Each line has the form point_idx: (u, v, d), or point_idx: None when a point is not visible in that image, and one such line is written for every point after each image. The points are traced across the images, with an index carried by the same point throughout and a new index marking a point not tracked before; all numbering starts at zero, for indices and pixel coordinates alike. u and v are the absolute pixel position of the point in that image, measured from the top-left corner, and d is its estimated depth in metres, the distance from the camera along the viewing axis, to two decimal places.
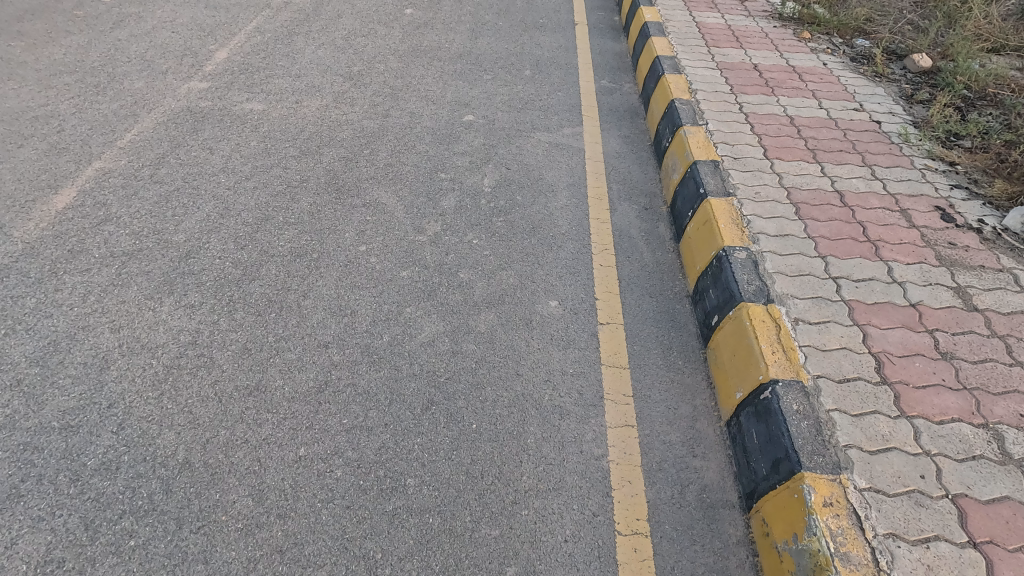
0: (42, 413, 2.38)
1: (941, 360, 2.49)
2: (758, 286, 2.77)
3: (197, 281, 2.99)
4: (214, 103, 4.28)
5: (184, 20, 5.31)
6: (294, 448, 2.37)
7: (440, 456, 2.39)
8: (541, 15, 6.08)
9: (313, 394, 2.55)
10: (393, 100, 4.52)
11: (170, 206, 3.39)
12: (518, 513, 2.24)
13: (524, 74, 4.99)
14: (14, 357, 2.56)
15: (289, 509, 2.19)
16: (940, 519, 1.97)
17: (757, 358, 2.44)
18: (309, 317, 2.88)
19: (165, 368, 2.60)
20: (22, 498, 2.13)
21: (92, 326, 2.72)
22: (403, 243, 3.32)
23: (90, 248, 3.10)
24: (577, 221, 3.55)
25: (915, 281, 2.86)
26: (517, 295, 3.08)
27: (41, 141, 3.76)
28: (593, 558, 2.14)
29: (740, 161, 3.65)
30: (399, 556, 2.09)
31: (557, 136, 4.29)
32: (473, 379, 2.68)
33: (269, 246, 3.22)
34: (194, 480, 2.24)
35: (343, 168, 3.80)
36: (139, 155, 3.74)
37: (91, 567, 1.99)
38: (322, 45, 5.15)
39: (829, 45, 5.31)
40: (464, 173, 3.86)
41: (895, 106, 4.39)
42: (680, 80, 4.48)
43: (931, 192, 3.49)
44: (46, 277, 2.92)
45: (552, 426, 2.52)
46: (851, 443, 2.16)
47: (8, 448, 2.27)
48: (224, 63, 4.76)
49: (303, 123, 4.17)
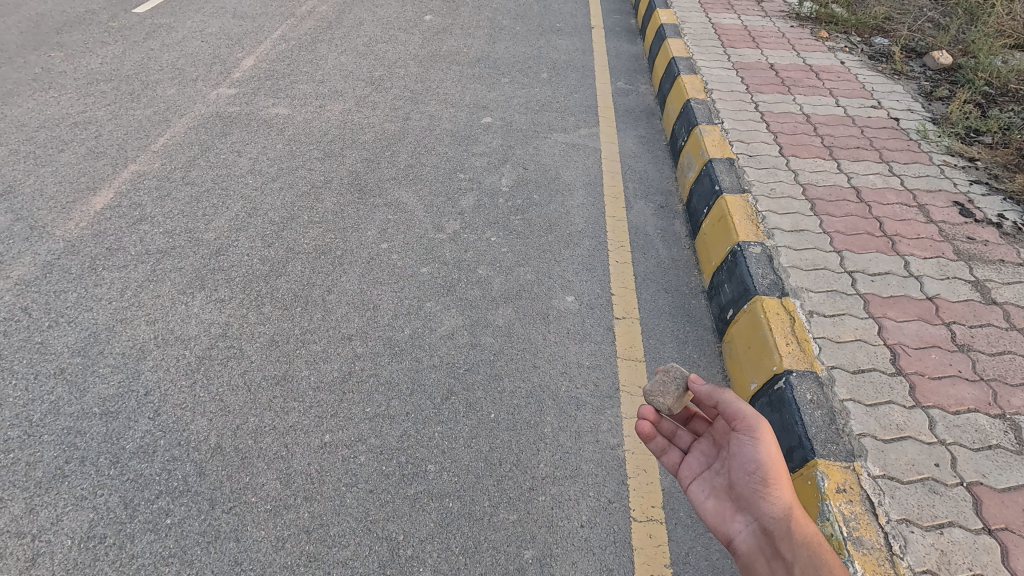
0: (84, 400, 2.51)
1: (958, 352, 2.49)
2: (773, 279, 2.80)
3: (227, 277, 3.11)
4: (242, 108, 4.45)
5: (213, 29, 5.52)
6: (319, 435, 2.46)
7: (459, 444, 2.46)
8: (558, 19, 6.17)
9: (338, 384, 2.65)
10: (413, 103, 4.63)
11: (202, 207, 3.54)
12: (536, 498, 2.31)
13: (541, 77, 5.08)
14: (57, 347, 2.71)
15: (316, 492, 2.28)
16: (954, 506, 1.98)
17: (772, 350, 2.47)
18: (334, 311, 2.98)
19: (197, 358, 2.72)
20: (66, 478, 2.25)
21: (130, 319, 2.86)
22: (424, 240, 3.42)
23: (126, 246, 3.25)
24: (594, 219, 3.62)
25: (933, 275, 2.87)
26: (534, 290, 3.15)
27: (80, 146, 3.94)
28: (609, 543, 2.20)
29: (755, 159, 3.68)
30: (421, 538, 2.17)
31: (574, 137, 4.36)
32: (491, 370, 2.75)
33: (295, 244, 3.34)
34: (226, 463, 2.35)
35: (365, 169, 3.92)
36: (171, 158, 3.90)
37: (130, 543, 2.10)
38: (345, 51, 5.31)
39: (847, 43, 5.30)
40: (482, 174, 3.95)
41: (914, 104, 4.38)
42: (696, 81, 4.52)
43: (949, 188, 3.48)
44: (86, 273, 3.07)
45: (569, 416, 2.58)
46: (865, 432, 2.18)
47: (53, 432, 2.40)
48: (251, 70, 4.94)
49: (326, 126, 4.31)
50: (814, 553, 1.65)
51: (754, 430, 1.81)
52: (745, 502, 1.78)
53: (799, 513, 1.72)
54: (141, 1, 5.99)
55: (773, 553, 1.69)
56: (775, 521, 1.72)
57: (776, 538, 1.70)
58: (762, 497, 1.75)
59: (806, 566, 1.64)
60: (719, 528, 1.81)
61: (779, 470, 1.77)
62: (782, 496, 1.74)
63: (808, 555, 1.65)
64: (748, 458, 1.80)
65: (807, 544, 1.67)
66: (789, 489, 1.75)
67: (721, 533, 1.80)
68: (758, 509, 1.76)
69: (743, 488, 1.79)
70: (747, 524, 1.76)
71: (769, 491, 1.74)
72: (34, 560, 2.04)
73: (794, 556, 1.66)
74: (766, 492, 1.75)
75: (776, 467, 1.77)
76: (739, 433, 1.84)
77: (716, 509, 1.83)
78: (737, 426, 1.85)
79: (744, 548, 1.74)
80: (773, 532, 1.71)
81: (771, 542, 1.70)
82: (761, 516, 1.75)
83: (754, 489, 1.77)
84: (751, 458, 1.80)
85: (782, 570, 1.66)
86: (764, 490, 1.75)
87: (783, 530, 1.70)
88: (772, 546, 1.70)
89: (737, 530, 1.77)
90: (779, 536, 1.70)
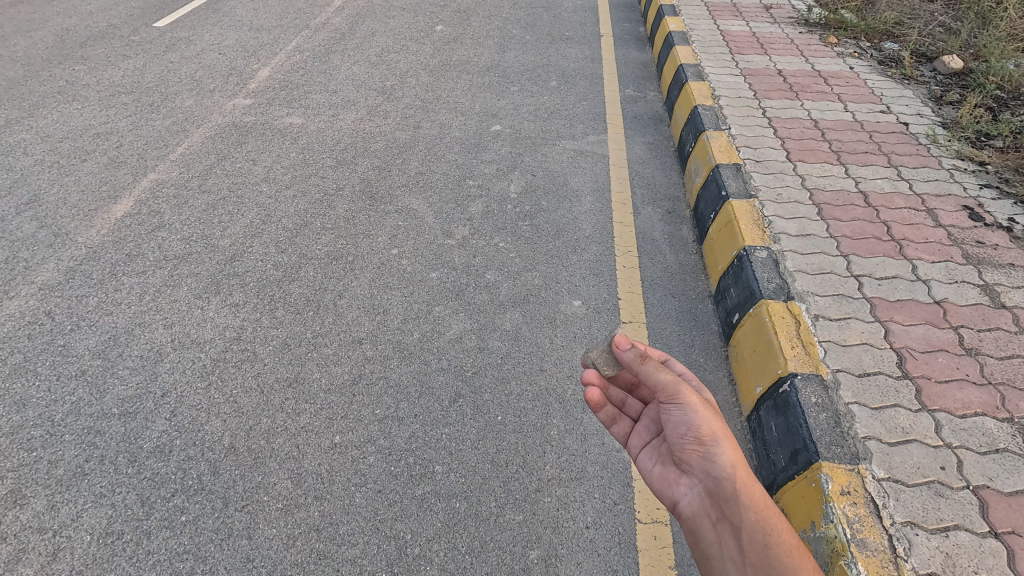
0: (103, 400, 2.59)
1: (965, 356, 2.48)
2: (778, 284, 2.81)
3: (242, 283, 3.19)
4: (257, 118, 4.56)
5: (230, 42, 5.67)
6: (330, 435, 2.52)
7: (467, 446, 2.50)
8: (567, 28, 6.25)
9: (348, 387, 2.71)
10: (424, 112, 4.72)
11: (218, 214, 3.63)
12: (541, 499, 2.33)
13: (550, 85, 5.14)
14: (79, 350, 2.79)
15: (326, 491, 2.33)
16: (960, 510, 1.97)
17: (777, 353, 2.48)
18: (345, 315, 3.04)
19: (212, 361, 2.79)
20: (87, 476, 2.33)
21: (148, 323, 2.95)
22: (433, 245, 3.48)
23: (145, 252, 3.34)
24: (601, 225, 3.65)
25: (940, 279, 2.86)
26: (541, 295, 3.19)
27: (102, 156, 4.07)
28: (614, 543, 2.22)
29: (762, 164, 3.69)
30: (428, 537, 2.20)
31: (582, 143, 4.40)
32: (499, 373, 2.79)
33: (308, 250, 3.42)
34: (239, 463, 2.41)
35: (376, 176, 4.00)
36: (189, 167, 4.02)
37: (147, 539, 2.16)
38: (357, 62, 5.42)
39: (856, 48, 5.30)
40: (491, 180, 4.01)
41: (924, 108, 4.36)
42: (703, 87, 4.55)
43: (958, 192, 3.46)
44: (107, 278, 3.17)
45: (575, 419, 2.62)
46: (871, 435, 2.18)
47: (74, 431, 2.48)
48: (267, 81, 5.06)
49: (339, 135, 4.40)
50: (760, 513, 1.59)
51: (679, 395, 1.75)
52: (685, 465, 1.74)
53: (742, 471, 1.65)
54: (161, 15, 6.17)
55: (717, 515, 1.64)
56: (717, 482, 1.66)
57: (720, 500, 1.65)
58: (701, 459, 1.70)
59: (753, 528, 1.58)
60: (665, 493, 1.79)
61: (714, 429, 1.70)
62: (722, 455, 1.68)
63: (754, 517, 1.59)
64: (679, 423, 1.75)
65: (753, 505, 1.60)
66: (729, 447, 1.68)
67: (667, 498, 1.77)
68: (698, 472, 1.71)
69: (683, 452, 1.75)
70: (689, 487, 1.72)
71: (707, 451, 1.69)
72: (55, 555, 2.11)
73: (739, 518, 1.60)
74: (705, 453, 1.70)
75: (709, 426, 1.70)
76: (666, 402, 1.78)
77: (661, 475, 1.82)
78: (661, 395, 1.78)
79: (689, 512, 1.70)
80: (717, 494, 1.66)
81: (715, 505, 1.65)
82: (703, 478, 1.70)
83: (691, 452, 1.73)
84: (682, 422, 1.74)
85: (728, 531, 1.61)
86: (701, 452, 1.70)
87: (724, 491, 1.64)
88: (716, 509, 1.64)
89: (682, 493, 1.74)
90: (721, 498, 1.64)
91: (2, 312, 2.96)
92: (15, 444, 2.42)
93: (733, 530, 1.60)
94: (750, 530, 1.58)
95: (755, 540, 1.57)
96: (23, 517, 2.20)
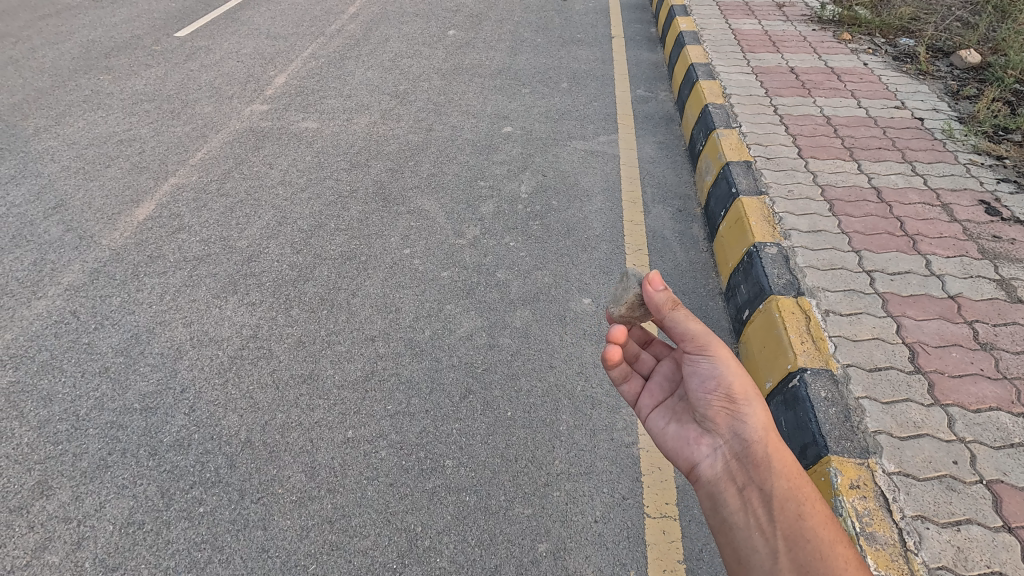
0: (125, 396, 2.67)
1: (980, 351, 2.45)
2: (789, 279, 2.80)
3: (258, 282, 3.27)
4: (274, 123, 4.67)
5: (248, 50, 5.80)
6: (343, 430, 2.56)
7: (477, 441, 2.53)
8: (578, 30, 6.28)
9: (361, 383, 2.76)
10: (436, 115, 4.78)
11: (236, 216, 3.72)
12: (551, 494, 2.35)
13: (561, 87, 5.17)
14: (102, 348, 2.89)
15: (338, 485, 2.38)
16: (973, 504, 1.95)
17: (786, 348, 2.47)
18: (358, 313, 3.10)
19: (230, 358, 2.86)
20: (109, 469, 2.40)
21: (168, 322, 3.03)
22: (445, 245, 3.53)
23: (166, 254, 3.44)
24: (612, 223, 3.67)
25: (955, 273, 2.82)
26: (552, 293, 3.22)
27: (126, 161, 4.20)
28: (623, 537, 2.23)
29: (773, 161, 3.68)
30: (438, 530, 2.24)
31: (593, 144, 4.43)
32: (509, 370, 2.82)
33: (322, 250, 3.49)
34: (255, 456, 2.47)
35: (389, 178, 4.06)
36: (208, 171, 4.12)
37: (166, 529, 2.23)
38: (371, 67, 5.52)
39: (871, 45, 5.25)
40: (502, 181, 4.05)
41: (940, 103, 4.31)
42: (714, 87, 4.55)
43: (975, 187, 3.42)
44: (129, 279, 3.27)
45: (584, 415, 2.64)
46: (881, 429, 2.16)
47: (97, 425, 2.56)
48: (283, 87, 5.18)
49: (353, 139, 4.48)
50: (794, 486, 1.57)
51: (709, 347, 1.74)
52: (711, 426, 1.72)
53: (773, 438, 1.65)
54: (182, 25, 6.34)
55: (743, 479, 1.61)
56: (746, 445, 1.65)
57: (748, 467, 1.62)
58: (731, 419, 1.70)
59: (785, 497, 1.54)
60: (684, 455, 1.76)
61: (744, 390, 1.71)
62: (753, 421, 1.68)
63: (785, 486, 1.56)
64: (708, 376, 1.74)
65: (785, 473, 1.58)
66: (762, 412, 1.68)
67: (687, 461, 1.74)
68: (726, 433, 1.69)
69: (710, 411, 1.73)
70: (714, 449, 1.70)
71: (739, 411, 1.69)
72: (80, 544, 2.18)
73: (769, 484, 1.57)
74: (735, 413, 1.69)
75: (742, 387, 1.70)
76: (692, 353, 1.77)
77: (679, 435, 1.80)
78: (689, 344, 1.76)
79: (711, 475, 1.67)
80: (745, 457, 1.64)
81: (742, 468, 1.63)
82: (730, 440, 1.68)
83: (719, 411, 1.72)
84: (711, 376, 1.74)
85: (754, 497, 1.57)
86: (730, 412, 1.70)
87: (754, 455, 1.63)
88: (743, 474, 1.62)
89: (704, 455, 1.71)
90: (750, 463, 1.62)
91: (31, 312, 3.07)
92: (42, 438, 2.51)
93: (763, 498, 1.55)
94: (781, 500, 1.54)
95: (784, 509, 1.53)
96: (49, 507, 2.28)
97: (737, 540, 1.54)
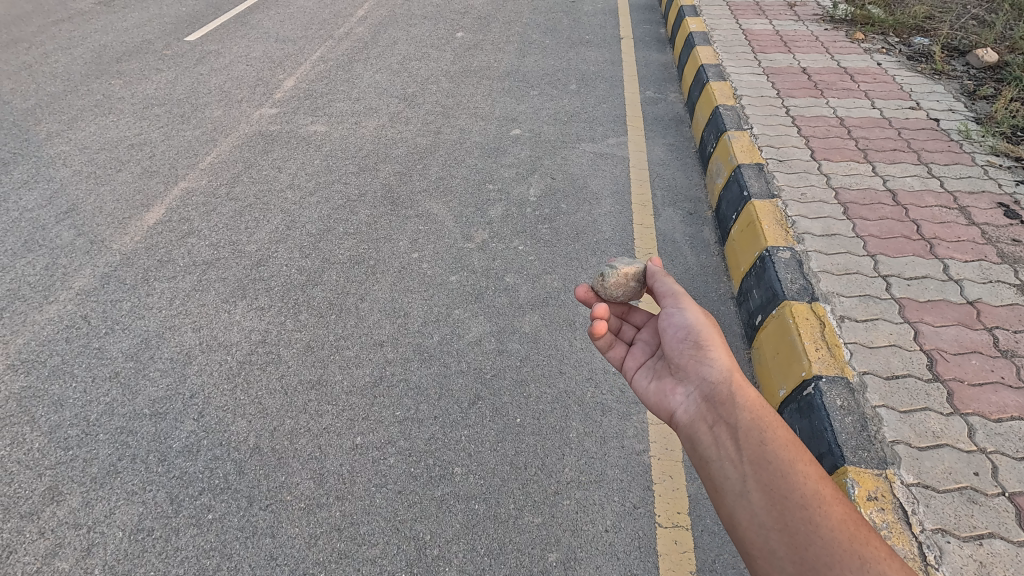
0: (135, 401, 2.68)
1: (1001, 358, 2.40)
2: (802, 284, 2.75)
3: (267, 287, 3.27)
4: (283, 126, 4.68)
5: (257, 54, 5.82)
6: (351, 437, 2.55)
7: (485, 448, 2.51)
8: (587, 31, 6.25)
9: (369, 389, 2.74)
10: (444, 118, 4.77)
11: (245, 221, 3.73)
12: (560, 502, 2.32)
13: (570, 89, 5.15)
14: (112, 353, 2.89)
15: (347, 491, 2.37)
16: (995, 517, 1.91)
17: (800, 355, 2.43)
18: (366, 318, 3.09)
19: (239, 363, 2.86)
20: (119, 474, 2.41)
21: (177, 327, 3.04)
22: (453, 249, 3.51)
23: (176, 258, 3.45)
24: (621, 226, 3.64)
25: (973, 278, 2.77)
26: (560, 297, 3.19)
27: (136, 166, 4.21)
28: (634, 547, 2.20)
29: (786, 163, 3.63)
30: (447, 538, 2.22)
31: (602, 146, 4.40)
32: (518, 376, 2.80)
33: (330, 254, 3.48)
34: (264, 462, 2.46)
35: (397, 182, 4.05)
36: (218, 175, 4.14)
37: (175, 536, 2.22)
38: (380, 70, 5.52)
39: (884, 44, 5.18)
40: (511, 184, 4.03)
41: (955, 103, 4.25)
42: (724, 88, 4.51)
43: (993, 189, 3.35)
44: (139, 284, 3.27)
45: (594, 422, 2.61)
46: (899, 439, 2.12)
47: (107, 430, 2.56)
48: (292, 90, 5.19)
49: (362, 142, 4.48)
50: (759, 414, 1.52)
51: (683, 301, 1.81)
52: (683, 375, 1.72)
53: (738, 375, 1.63)
54: (192, 30, 6.37)
55: (713, 416, 1.57)
56: (713, 385, 1.63)
57: (716, 404, 1.59)
58: (698, 363, 1.69)
59: (750, 426, 1.50)
60: (662, 406, 1.74)
61: (711, 336, 1.72)
62: (718, 362, 1.66)
63: (749, 416, 1.52)
64: (679, 326, 1.76)
65: (747, 404, 1.54)
66: (726, 353, 1.67)
67: (664, 410, 1.71)
68: (695, 378, 1.68)
69: (682, 359, 1.73)
70: (687, 395, 1.67)
71: (705, 354, 1.69)
72: (90, 550, 2.18)
73: (734, 417, 1.53)
74: (702, 356, 1.69)
75: (707, 331, 1.71)
76: (667, 308, 1.83)
77: (657, 389, 1.78)
78: (667, 301, 1.86)
79: (686, 419, 1.64)
80: (713, 396, 1.61)
81: (711, 407, 1.59)
82: (699, 384, 1.66)
83: (689, 358, 1.72)
84: (681, 325, 1.76)
85: (723, 430, 1.53)
86: (698, 356, 1.70)
87: (720, 393, 1.60)
88: (712, 411, 1.58)
89: (679, 403, 1.69)
90: (717, 400, 1.59)
91: (43, 317, 3.09)
92: (52, 443, 2.51)
93: (729, 430, 1.51)
94: (746, 429, 1.50)
95: (750, 437, 1.48)
96: (59, 513, 2.28)
97: (711, 473, 1.48)
